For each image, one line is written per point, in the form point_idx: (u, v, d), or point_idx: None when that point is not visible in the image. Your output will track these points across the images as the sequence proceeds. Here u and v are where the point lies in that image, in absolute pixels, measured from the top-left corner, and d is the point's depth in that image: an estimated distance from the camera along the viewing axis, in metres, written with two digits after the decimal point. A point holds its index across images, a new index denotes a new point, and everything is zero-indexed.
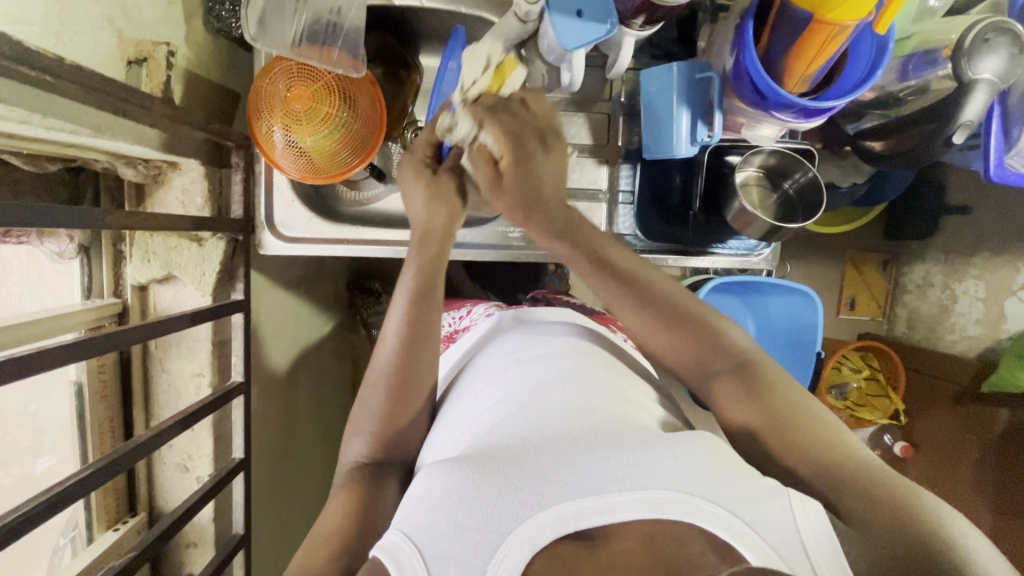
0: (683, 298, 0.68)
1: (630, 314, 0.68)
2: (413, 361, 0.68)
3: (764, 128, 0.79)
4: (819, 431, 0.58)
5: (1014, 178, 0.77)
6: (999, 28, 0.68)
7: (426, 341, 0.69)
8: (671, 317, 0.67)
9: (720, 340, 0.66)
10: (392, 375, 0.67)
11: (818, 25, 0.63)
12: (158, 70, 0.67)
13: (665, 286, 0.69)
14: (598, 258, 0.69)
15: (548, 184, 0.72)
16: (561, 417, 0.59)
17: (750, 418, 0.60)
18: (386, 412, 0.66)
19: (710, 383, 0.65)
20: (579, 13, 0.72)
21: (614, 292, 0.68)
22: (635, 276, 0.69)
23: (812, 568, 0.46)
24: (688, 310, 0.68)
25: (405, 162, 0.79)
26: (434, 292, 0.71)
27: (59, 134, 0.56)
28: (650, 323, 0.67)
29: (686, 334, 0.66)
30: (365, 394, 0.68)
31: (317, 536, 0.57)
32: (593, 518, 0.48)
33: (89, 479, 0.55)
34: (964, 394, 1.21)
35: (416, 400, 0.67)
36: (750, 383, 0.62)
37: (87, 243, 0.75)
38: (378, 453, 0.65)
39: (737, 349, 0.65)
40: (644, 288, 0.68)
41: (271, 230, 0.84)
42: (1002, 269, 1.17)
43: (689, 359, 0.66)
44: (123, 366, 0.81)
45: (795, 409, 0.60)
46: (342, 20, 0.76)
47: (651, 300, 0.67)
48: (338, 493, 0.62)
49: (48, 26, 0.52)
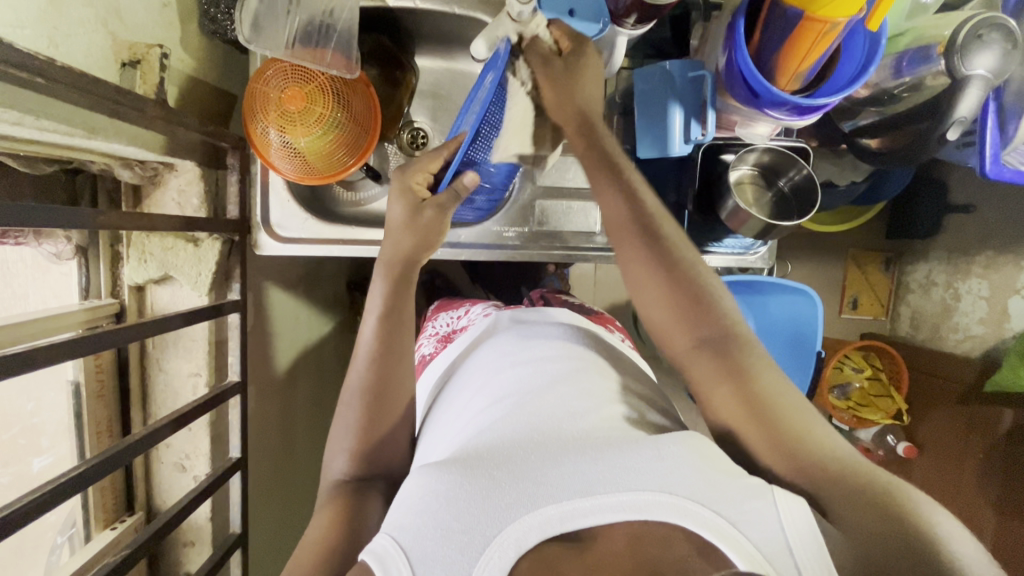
0: (686, 259, 0.67)
1: (636, 270, 0.67)
2: (388, 375, 0.68)
3: (758, 126, 0.79)
4: (809, 428, 0.57)
5: (1011, 175, 0.76)
6: (991, 24, 0.67)
7: (398, 354, 0.70)
8: (673, 280, 0.66)
9: (712, 310, 0.65)
10: (365, 389, 0.67)
11: (807, 23, 0.63)
12: (152, 72, 0.68)
13: (671, 242, 0.67)
14: (640, 217, 0.68)
15: (591, 98, 0.72)
16: (547, 422, 0.59)
17: (732, 401, 0.60)
18: (365, 425, 0.66)
19: (695, 359, 0.64)
20: (572, 12, 0.72)
21: (638, 250, 0.67)
22: (652, 231, 0.68)
23: (796, 566, 0.46)
24: (689, 272, 0.66)
25: (397, 179, 0.72)
26: (404, 302, 0.72)
27: (53, 135, 0.57)
28: (652, 279, 0.66)
29: (681, 305, 0.65)
30: (341, 412, 0.68)
31: (307, 545, 0.58)
32: (579, 520, 0.48)
33: (83, 477, 0.56)
34: (969, 393, 1.20)
35: (394, 409, 0.68)
36: (729, 359, 0.62)
37: (85, 245, 0.76)
38: (361, 470, 0.65)
39: (726, 322, 0.64)
40: (660, 243, 0.67)
41: (267, 231, 0.84)
42: (1005, 267, 1.16)
43: (680, 329, 0.65)
44: (121, 365, 0.82)
45: (782, 401, 0.59)
46: (334, 22, 0.77)
47: (665, 255, 0.66)
48: (324, 505, 0.62)
49: (40, 28, 0.53)
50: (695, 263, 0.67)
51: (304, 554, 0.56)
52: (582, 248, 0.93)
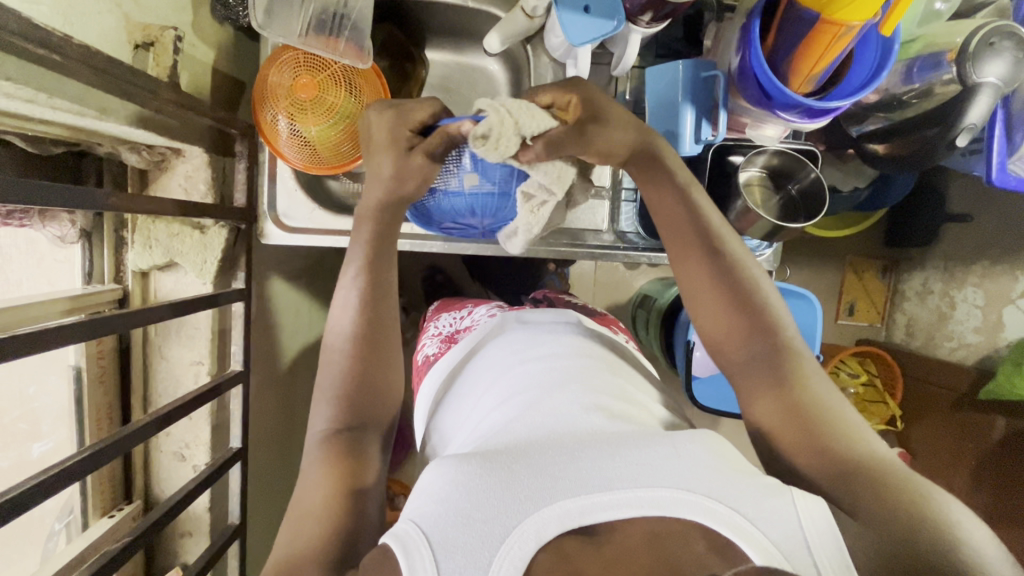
0: (746, 270, 0.65)
1: (694, 275, 0.65)
2: (378, 322, 0.66)
3: (767, 127, 0.82)
4: (844, 430, 0.57)
5: (1016, 183, 0.78)
6: (1005, 32, 0.69)
7: (384, 306, 0.67)
8: (735, 298, 0.64)
9: (765, 316, 0.63)
10: (358, 333, 0.65)
11: (824, 25, 0.63)
12: (166, 54, 0.67)
13: (738, 258, 0.65)
14: (690, 208, 0.67)
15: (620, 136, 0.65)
16: (570, 420, 0.58)
17: (778, 409, 0.59)
18: (355, 378, 0.64)
19: (745, 369, 0.62)
20: (588, 9, 0.72)
21: (691, 245, 0.66)
22: (715, 240, 0.66)
23: (816, 564, 0.45)
24: (741, 275, 0.65)
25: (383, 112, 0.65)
26: (389, 259, 0.69)
27: (65, 115, 0.57)
28: (704, 286, 0.65)
29: (734, 309, 0.63)
30: (327, 362, 0.66)
31: (301, 511, 0.56)
32: (598, 514, 0.48)
33: (83, 463, 0.55)
34: (961, 401, 1.21)
35: (382, 372, 0.65)
36: (777, 369, 0.61)
37: (90, 228, 0.75)
38: (346, 419, 0.62)
39: (779, 329, 0.63)
40: (719, 252, 0.65)
41: (274, 220, 0.83)
42: (1001, 277, 1.17)
43: (735, 336, 0.63)
44: (122, 353, 0.81)
45: (827, 409, 0.59)
46: (349, 11, 0.75)
47: (721, 261, 0.65)
48: (310, 463, 0.59)
49: (54, 5, 0.53)
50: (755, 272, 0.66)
51: (306, 526, 0.54)
52: (590, 246, 0.93)
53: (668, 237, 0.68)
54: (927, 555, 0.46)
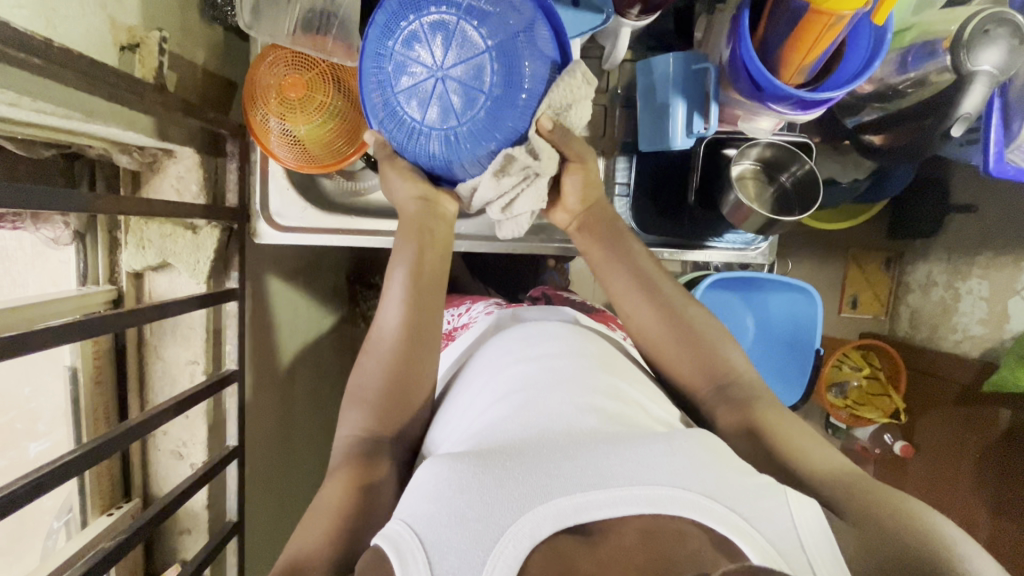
0: (684, 309, 0.72)
1: (643, 316, 0.72)
2: (422, 323, 0.67)
3: (762, 120, 0.78)
4: (810, 455, 0.60)
5: (1013, 173, 0.76)
6: (1000, 18, 0.67)
7: (432, 311, 0.69)
8: (686, 340, 0.70)
9: (716, 357, 0.70)
10: (398, 337, 0.67)
11: (814, 15, 0.62)
12: (151, 56, 0.68)
13: (676, 299, 0.73)
14: (615, 241, 0.76)
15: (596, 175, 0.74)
16: (563, 420, 0.58)
17: (735, 421, 0.64)
18: (386, 379, 0.65)
19: (716, 403, 0.67)
20: (575, 4, 0.71)
21: (629, 285, 0.74)
22: (650, 279, 0.74)
23: (810, 563, 0.45)
24: (688, 319, 0.72)
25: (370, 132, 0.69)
26: (437, 268, 0.71)
27: (52, 118, 0.57)
28: (656, 328, 0.71)
29: (687, 351, 0.70)
30: (365, 357, 0.68)
31: (317, 511, 0.57)
32: (593, 512, 0.47)
33: (75, 462, 0.56)
34: (966, 394, 1.20)
35: (415, 376, 0.66)
36: (733, 399, 0.66)
37: (83, 230, 0.76)
38: (371, 426, 0.64)
39: (734, 369, 0.69)
40: (655, 290, 0.73)
41: (266, 220, 0.86)
42: (1005, 269, 1.15)
43: (701, 376, 0.69)
44: (117, 352, 0.82)
45: (783, 419, 0.64)
46: (336, 8, 0.75)
47: (662, 303, 0.72)
48: (337, 469, 0.62)
49: (39, 8, 0.53)
50: (698, 317, 0.73)
51: (314, 525, 0.56)
52: None
53: (603, 274, 0.76)
54: (912, 558, 0.46)
